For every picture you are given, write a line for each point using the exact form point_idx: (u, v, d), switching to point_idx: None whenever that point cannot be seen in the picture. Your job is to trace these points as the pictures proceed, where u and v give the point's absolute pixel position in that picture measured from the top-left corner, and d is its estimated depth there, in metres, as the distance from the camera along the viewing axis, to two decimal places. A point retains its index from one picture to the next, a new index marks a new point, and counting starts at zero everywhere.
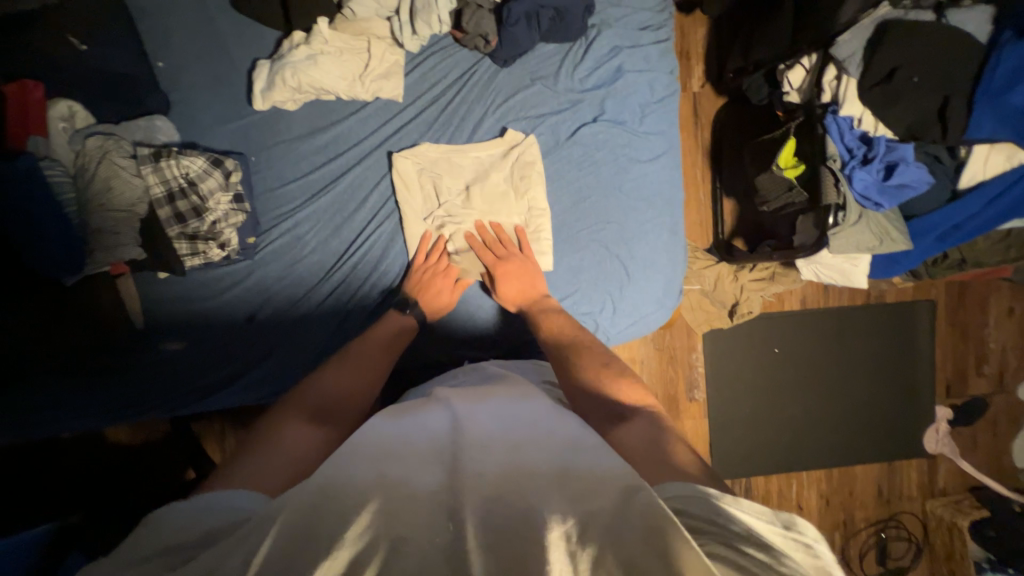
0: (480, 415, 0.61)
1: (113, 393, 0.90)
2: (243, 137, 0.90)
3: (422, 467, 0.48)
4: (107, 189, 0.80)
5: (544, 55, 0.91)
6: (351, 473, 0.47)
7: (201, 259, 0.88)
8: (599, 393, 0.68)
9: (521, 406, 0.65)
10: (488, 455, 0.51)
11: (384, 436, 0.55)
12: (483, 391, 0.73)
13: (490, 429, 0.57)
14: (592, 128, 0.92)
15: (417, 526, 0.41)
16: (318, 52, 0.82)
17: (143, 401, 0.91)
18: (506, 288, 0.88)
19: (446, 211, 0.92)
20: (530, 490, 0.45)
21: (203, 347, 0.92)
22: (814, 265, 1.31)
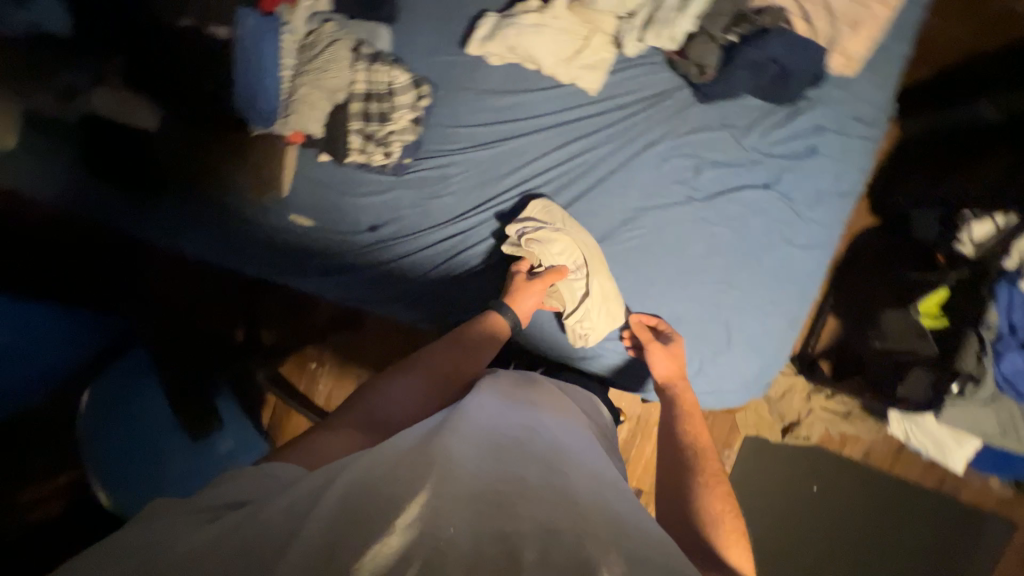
0: (536, 430, 0.61)
1: (240, 242, 1.02)
2: (441, 71, 0.96)
3: (478, 469, 0.49)
4: (323, 69, 0.87)
5: (745, 107, 0.88)
6: (411, 467, 0.48)
7: (363, 158, 0.92)
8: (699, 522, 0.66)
9: (571, 438, 0.64)
10: (538, 468, 0.52)
11: (439, 430, 0.57)
12: (538, 398, 0.74)
13: (540, 442, 0.58)
14: (758, 192, 0.89)
15: (466, 538, 0.42)
16: (546, 24, 0.87)
17: (263, 260, 1.02)
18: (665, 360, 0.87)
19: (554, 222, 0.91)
20: (583, 523, 0.46)
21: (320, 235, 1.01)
22: (911, 427, 1.20)
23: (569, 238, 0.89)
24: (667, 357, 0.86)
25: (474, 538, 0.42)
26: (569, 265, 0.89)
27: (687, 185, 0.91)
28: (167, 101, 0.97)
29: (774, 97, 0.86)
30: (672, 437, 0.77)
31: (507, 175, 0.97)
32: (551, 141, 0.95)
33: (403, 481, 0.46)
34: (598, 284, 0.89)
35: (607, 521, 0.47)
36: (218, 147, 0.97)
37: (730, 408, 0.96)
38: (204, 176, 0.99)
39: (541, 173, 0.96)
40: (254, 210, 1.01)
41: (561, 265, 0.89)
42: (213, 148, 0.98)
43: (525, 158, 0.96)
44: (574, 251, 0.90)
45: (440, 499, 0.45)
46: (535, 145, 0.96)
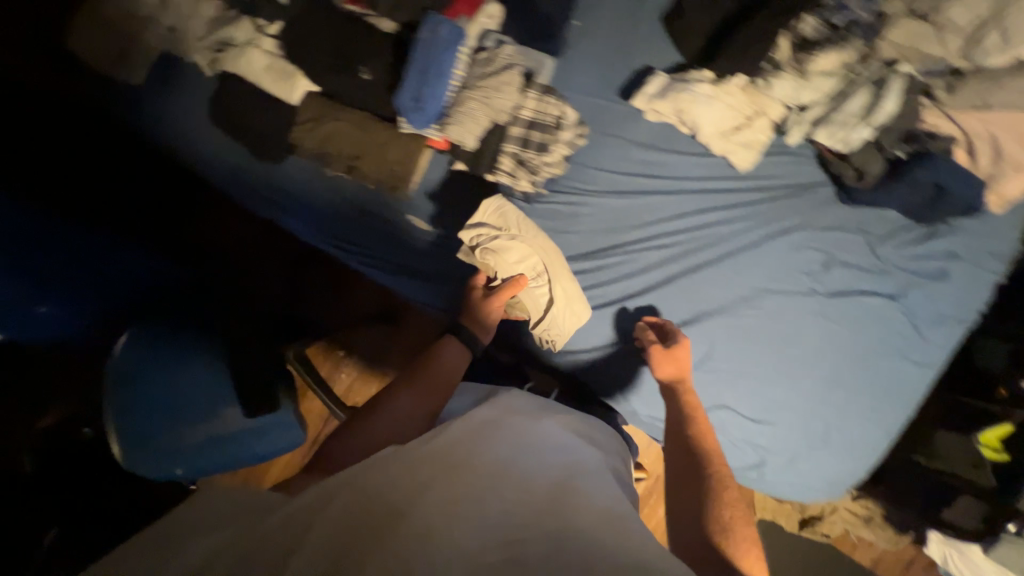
0: (527, 449, 0.69)
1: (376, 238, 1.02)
2: (594, 113, 0.97)
3: (475, 496, 0.55)
4: (495, 89, 0.88)
5: (885, 217, 0.91)
6: (413, 492, 0.55)
7: (507, 180, 0.91)
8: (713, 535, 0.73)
9: (556, 451, 0.72)
10: (540, 496, 0.58)
11: (441, 455, 0.62)
12: (545, 424, 0.79)
13: (544, 471, 0.64)
14: (882, 301, 0.90)
15: (469, 542, 0.49)
16: (717, 97, 0.89)
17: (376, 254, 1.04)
18: (665, 365, 0.90)
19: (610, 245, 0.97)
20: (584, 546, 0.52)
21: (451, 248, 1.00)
22: (950, 553, 1.13)
23: (528, 246, 0.92)
24: (674, 363, 0.89)
25: (483, 545, 0.49)
26: (527, 273, 0.92)
27: (813, 279, 0.93)
28: (323, 81, 0.98)
29: (917, 215, 0.88)
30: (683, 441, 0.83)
31: (635, 227, 0.97)
32: (686, 204, 0.96)
33: (403, 506, 0.53)
34: (559, 291, 0.92)
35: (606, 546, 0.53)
36: (362, 136, 0.96)
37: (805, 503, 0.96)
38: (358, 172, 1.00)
39: (670, 234, 0.96)
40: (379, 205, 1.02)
41: (521, 273, 0.92)
42: (357, 134, 0.97)
43: (656, 214, 0.97)
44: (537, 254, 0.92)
45: (443, 516, 0.52)
46: (671, 204, 0.96)
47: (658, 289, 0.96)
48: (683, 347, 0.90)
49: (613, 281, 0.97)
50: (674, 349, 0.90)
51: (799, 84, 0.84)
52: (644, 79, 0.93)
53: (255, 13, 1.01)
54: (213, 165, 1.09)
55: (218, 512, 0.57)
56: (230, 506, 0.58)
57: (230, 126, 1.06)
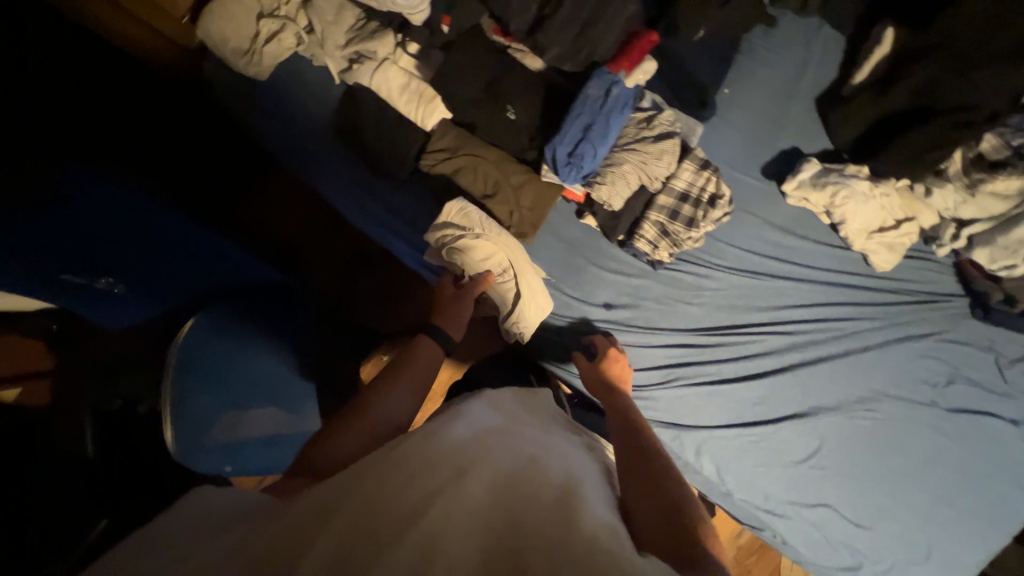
0: (538, 445, 0.60)
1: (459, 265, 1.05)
2: (735, 188, 0.94)
3: (487, 501, 0.47)
4: (655, 156, 0.85)
5: (1014, 341, 0.91)
6: (425, 491, 0.47)
7: (646, 248, 0.90)
8: (637, 482, 0.63)
9: (569, 451, 0.63)
10: (551, 496, 0.49)
11: (438, 445, 0.54)
12: (552, 424, 0.71)
13: (554, 468, 0.55)
14: (1001, 424, 0.90)
15: (459, 555, 0.41)
16: (874, 197, 0.87)
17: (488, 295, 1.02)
18: (602, 365, 0.88)
19: (636, 289, 0.96)
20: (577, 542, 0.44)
21: None
22: None
23: (493, 244, 0.92)
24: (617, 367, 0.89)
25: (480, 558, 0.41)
26: (495, 269, 0.93)
27: (934, 390, 0.92)
28: (465, 116, 0.95)
29: None
30: (624, 428, 0.75)
31: (761, 309, 0.95)
32: (816, 295, 0.94)
33: (400, 509, 0.45)
34: (524, 286, 0.93)
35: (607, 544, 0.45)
36: (497, 179, 0.95)
37: None
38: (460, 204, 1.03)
39: (792, 321, 0.94)
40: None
41: (489, 271, 0.92)
42: (492, 176, 0.95)
43: (785, 300, 0.94)
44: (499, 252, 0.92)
45: (440, 519, 0.44)
46: (802, 293, 0.94)
47: (777, 378, 0.94)
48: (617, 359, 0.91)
49: (728, 361, 0.95)
50: (606, 358, 0.90)
51: (969, 201, 0.82)
52: (796, 165, 0.91)
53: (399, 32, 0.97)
54: (333, 176, 1.10)
55: (222, 514, 0.52)
56: (227, 505, 0.54)
57: (358, 147, 1.04)
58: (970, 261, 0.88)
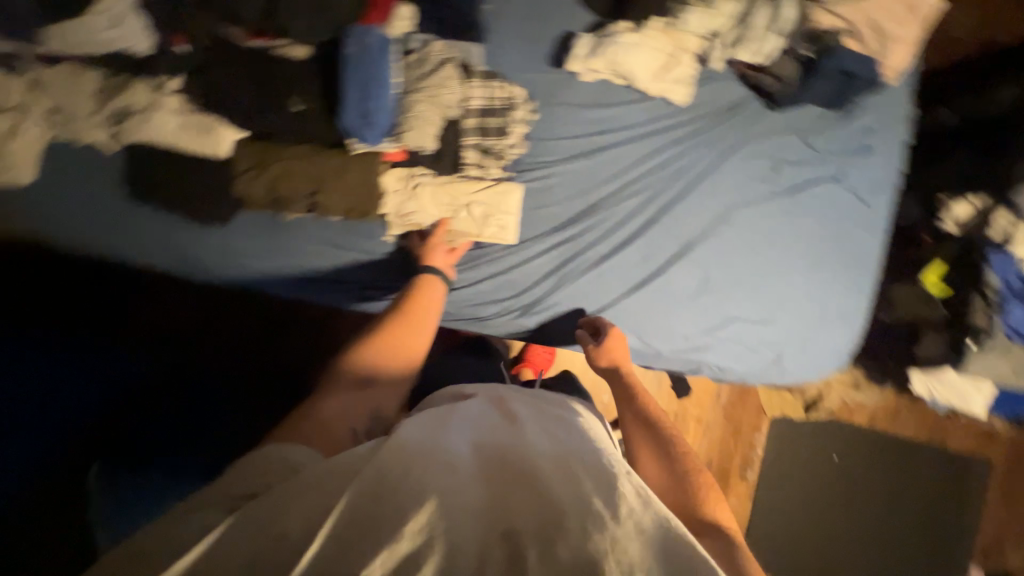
0: (543, 428, 0.64)
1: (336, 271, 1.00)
2: (535, 89, 0.99)
3: (486, 485, 0.53)
4: (441, 86, 0.88)
5: (807, 114, 1.02)
6: (432, 476, 0.52)
7: (478, 171, 0.93)
8: (670, 476, 0.74)
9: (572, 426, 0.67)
10: (550, 469, 0.55)
11: (446, 447, 0.60)
12: (538, 395, 0.77)
13: (547, 440, 0.61)
14: (828, 185, 1.02)
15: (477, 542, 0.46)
16: (642, 44, 0.95)
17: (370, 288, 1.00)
18: (603, 350, 0.94)
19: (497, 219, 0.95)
20: (571, 514, 0.49)
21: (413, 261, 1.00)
22: (931, 382, 1.40)
23: (438, 180, 0.94)
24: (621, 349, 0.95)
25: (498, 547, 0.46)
26: (450, 203, 0.94)
27: (768, 182, 1.02)
28: (256, 125, 0.92)
29: (832, 105, 1.01)
30: (641, 413, 0.84)
31: (660, 200, 1.02)
32: (683, 160, 1.02)
33: (405, 498, 0.50)
34: (486, 195, 0.94)
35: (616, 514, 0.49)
36: (315, 172, 0.92)
37: (823, 378, 1.07)
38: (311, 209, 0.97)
39: (684, 195, 1.02)
40: (356, 240, 0.98)
41: (444, 205, 0.94)
42: (309, 171, 0.92)
43: (665, 177, 1.03)
44: (451, 181, 0.94)
45: (461, 513, 0.48)
46: (675, 166, 1.02)
47: (700, 256, 1.02)
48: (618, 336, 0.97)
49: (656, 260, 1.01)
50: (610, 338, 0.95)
51: (709, 14, 0.92)
52: (571, 45, 0.97)
53: (148, 73, 0.91)
54: (159, 244, 0.99)
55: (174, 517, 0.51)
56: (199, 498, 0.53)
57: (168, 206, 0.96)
58: (742, 64, 0.98)
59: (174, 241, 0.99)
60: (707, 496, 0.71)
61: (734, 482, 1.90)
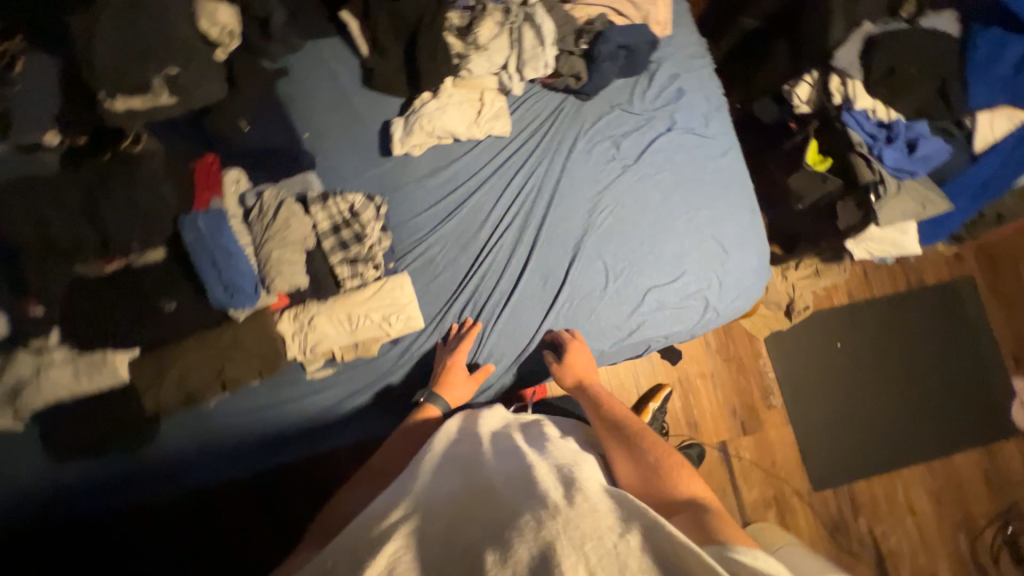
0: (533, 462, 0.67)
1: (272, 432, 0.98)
2: (380, 182, 1.06)
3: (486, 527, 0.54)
4: (285, 226, 0.91)
5: (618, 87, 1.10)
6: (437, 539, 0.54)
7: (359, 281, 0.97)
8: (645, 466, 0.72)
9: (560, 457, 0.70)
10: (520, 478, 0.63)
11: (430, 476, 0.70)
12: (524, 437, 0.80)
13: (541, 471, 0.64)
14: (668, 136, 1.08)
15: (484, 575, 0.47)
16: (446, 104, 1.02)
17: (315, 433, 0.99)
18: (565, 364, 0.95)
19: (397, 310, 0.98)
20: (530, 506, 0.55)
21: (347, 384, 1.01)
22: (866, 244, 1.43)
23: (326, 313, 0.96)
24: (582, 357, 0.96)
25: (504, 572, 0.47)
26: (347, 325, 0.97)
27: (616, 159, 1.08)
28: (143, 338, 0.93)
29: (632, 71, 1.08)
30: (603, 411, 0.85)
31: (566, 209, 1.06)
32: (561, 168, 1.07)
33: (387, 518, 0.59)
34: (376, 305, 0.97)
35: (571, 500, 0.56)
36: (215, 352, 0.93)
37: (759, 299, 1.09)
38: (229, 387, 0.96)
39: (582, 195, 1.06)
40: (281, 393, 0.99)
41: (343, 331, 0.97)
42: (211, 353, 0.94)
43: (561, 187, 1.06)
44: (335, 310, 0.96)
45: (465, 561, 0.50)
46: (556, 177, 1.07)
47: (620, 243, 1.05)
48: (576, 344, 0.99)
49: (592, 263, 1.05)
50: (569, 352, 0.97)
51: (486, 55, 1.00)
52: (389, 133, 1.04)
53: (23, 342, 0.91)
54: (89, 498, 0.93)
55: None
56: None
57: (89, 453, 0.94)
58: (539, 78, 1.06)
59: (110, 484, 0.94)
60: (679, 476, 0.71)
61: (766, 414, 1.89)
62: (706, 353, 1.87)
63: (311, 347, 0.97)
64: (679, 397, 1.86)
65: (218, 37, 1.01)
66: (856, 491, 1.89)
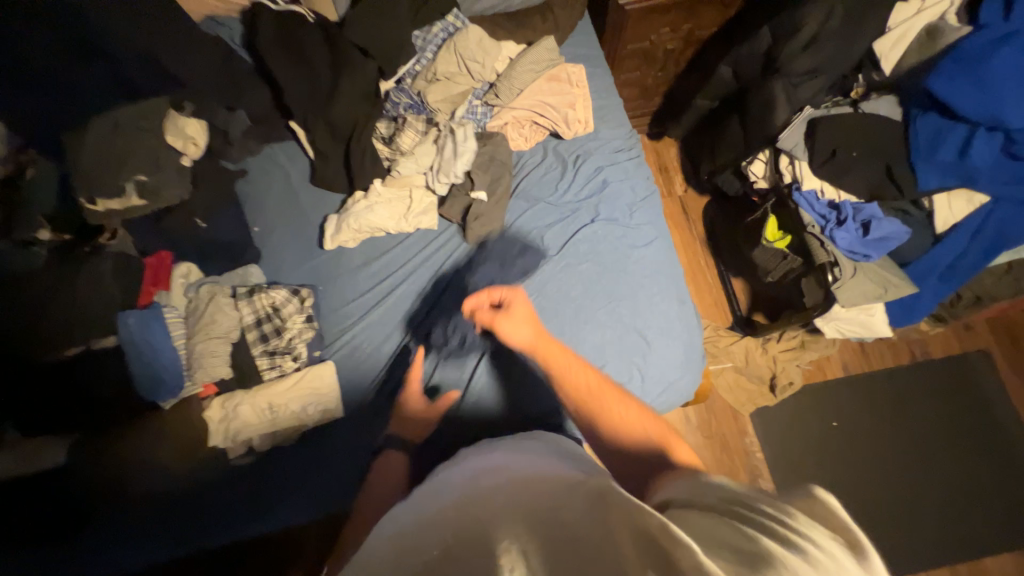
0: (489, 472, 0.59)
1: (184, 519, 0.98)
2: (316, 271, 1.13)
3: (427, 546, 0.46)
4: (211, 320, 0.98)
5: (548, 179, 1.15)
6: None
7: (277, 371, 1.02)
8: (616, 444, 0.71)
9: (525, 456, 0.62)
10: (466, 494, 0.54)
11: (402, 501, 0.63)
12: (491, 450, 0.70)
13: (491, 483, 0.55)
14: (592, 227, 1.10)
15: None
16: (374, 202, 1.09)
17: (228, 525, 0.98)
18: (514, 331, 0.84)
19: (319, 396, 1.02)
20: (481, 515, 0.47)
21: (262, 473, 1.01)
22: (834, 322, 1.33)
23: (248, 402, 1.00)
24: (520, 331, 0.83)
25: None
26: (266, 414, 1.00)
27: (540, 249, 1.11)
28: (76, 427, 0.97)
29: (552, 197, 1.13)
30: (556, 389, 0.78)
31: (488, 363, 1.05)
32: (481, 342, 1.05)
33: None
34: (293, 396, 1.00)
35: (547, 508, 0.45)
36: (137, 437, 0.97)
37: (691, 394, 1.04)
38: (146, 471, 0.98)
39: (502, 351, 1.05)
40: (193, 478, 1.00)
41: (262, 420, 1.01)
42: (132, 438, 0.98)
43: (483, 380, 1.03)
44: (256, 400, 1.00)
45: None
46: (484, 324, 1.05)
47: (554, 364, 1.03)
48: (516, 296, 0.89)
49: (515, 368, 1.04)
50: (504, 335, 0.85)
51: (412, 158, 1.08)
52: (324, 228, 1.12)
53: None
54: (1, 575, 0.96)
55: None
56: None
57: None
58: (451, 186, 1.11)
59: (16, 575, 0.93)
60: (617, 411, 0.74)
61: None
62: (683, 428, 1.75)
63: (230, 437, 1.01)
64: None
65: (182, 147, 1.13)
66: None
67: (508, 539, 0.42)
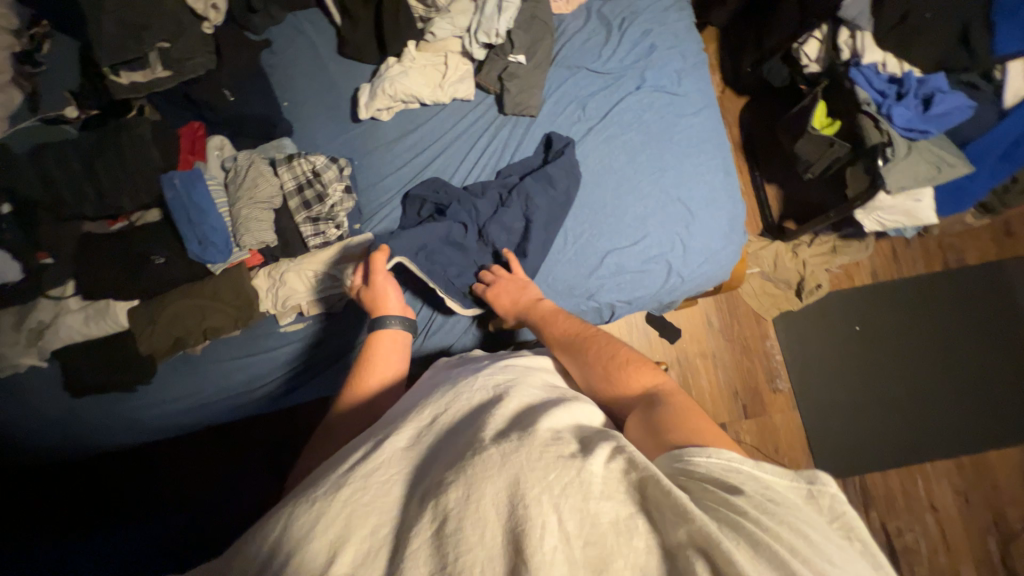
0: (505, 387, 0.57)
1: (253, 376, 1.08)
2: (350, 146, 1.10)
3: (434, 459, 0.47)
4: (254, 186, 0.99)
5: (592, 45, 1.08)
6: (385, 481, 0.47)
7: (321, 238, 1.02)
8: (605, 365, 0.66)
9: (537, 389, 0.59)
10: (478, 406, 0.53)
11: (415, 399, 0.62)
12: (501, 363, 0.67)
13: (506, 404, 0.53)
14: (637, 95, 1.05)
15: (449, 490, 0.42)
16: (409, 67, 1.04)
17: (293, 384, 1.08)
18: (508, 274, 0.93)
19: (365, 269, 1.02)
20: (494, 436, 0.46)
21: (317, 342, 1.08)
22: (876, 213, 1.31)
23: (300, 270, 1.03)
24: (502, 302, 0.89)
25: (469, 503, 0.40)
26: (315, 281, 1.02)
27: (581, 119, 1.06)
28: (136, 288, 1.03)
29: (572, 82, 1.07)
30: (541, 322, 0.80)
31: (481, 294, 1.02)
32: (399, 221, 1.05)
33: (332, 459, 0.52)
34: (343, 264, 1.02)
35: (565, 448, 0.44)
36: (197, 301, 1.02)
37: (732, 266, 1.05)
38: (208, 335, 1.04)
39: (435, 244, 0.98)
40: (259, 342, 1.08)
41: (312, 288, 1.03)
42: (189, 304, 1.02)
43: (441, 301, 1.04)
44: (305, 269, 1.02)
45: (420, 484, 0.44)
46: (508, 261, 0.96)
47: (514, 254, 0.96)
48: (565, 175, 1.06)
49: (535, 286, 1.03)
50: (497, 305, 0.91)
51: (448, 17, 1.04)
52: (357, 97, 1.08)
53: (41, 291, 1.05)
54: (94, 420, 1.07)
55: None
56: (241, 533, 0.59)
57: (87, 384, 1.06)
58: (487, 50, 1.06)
59: (128, 414, 1.08)
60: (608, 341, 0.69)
61: (771, 398, 1.76)
62: (706, 331, 1.78)
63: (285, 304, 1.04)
64: (677, 374, 1.76)
65: (202, 11, 1.06)
66: (870, 484, 1.72)
67: (532, 461, 0.42)
